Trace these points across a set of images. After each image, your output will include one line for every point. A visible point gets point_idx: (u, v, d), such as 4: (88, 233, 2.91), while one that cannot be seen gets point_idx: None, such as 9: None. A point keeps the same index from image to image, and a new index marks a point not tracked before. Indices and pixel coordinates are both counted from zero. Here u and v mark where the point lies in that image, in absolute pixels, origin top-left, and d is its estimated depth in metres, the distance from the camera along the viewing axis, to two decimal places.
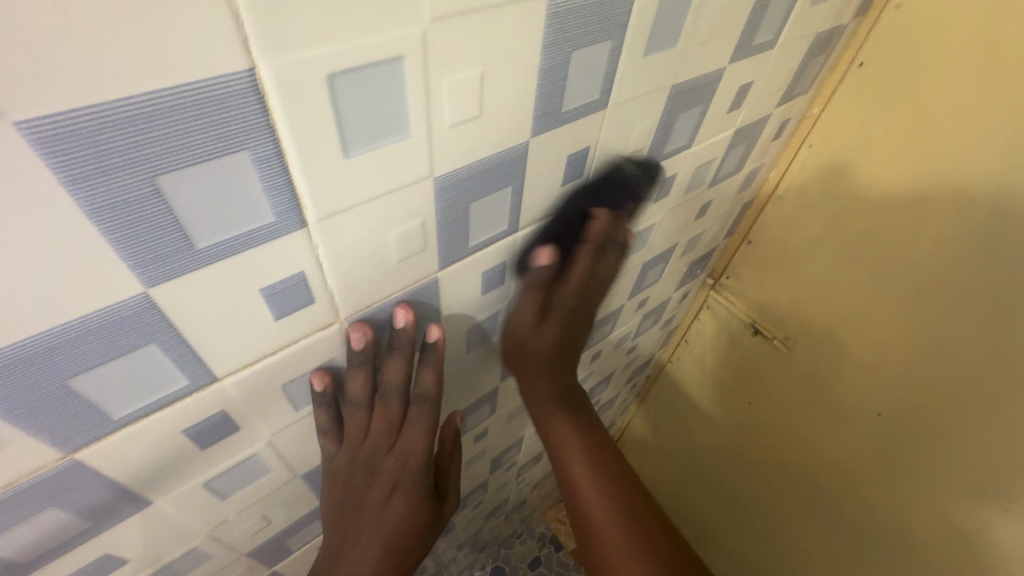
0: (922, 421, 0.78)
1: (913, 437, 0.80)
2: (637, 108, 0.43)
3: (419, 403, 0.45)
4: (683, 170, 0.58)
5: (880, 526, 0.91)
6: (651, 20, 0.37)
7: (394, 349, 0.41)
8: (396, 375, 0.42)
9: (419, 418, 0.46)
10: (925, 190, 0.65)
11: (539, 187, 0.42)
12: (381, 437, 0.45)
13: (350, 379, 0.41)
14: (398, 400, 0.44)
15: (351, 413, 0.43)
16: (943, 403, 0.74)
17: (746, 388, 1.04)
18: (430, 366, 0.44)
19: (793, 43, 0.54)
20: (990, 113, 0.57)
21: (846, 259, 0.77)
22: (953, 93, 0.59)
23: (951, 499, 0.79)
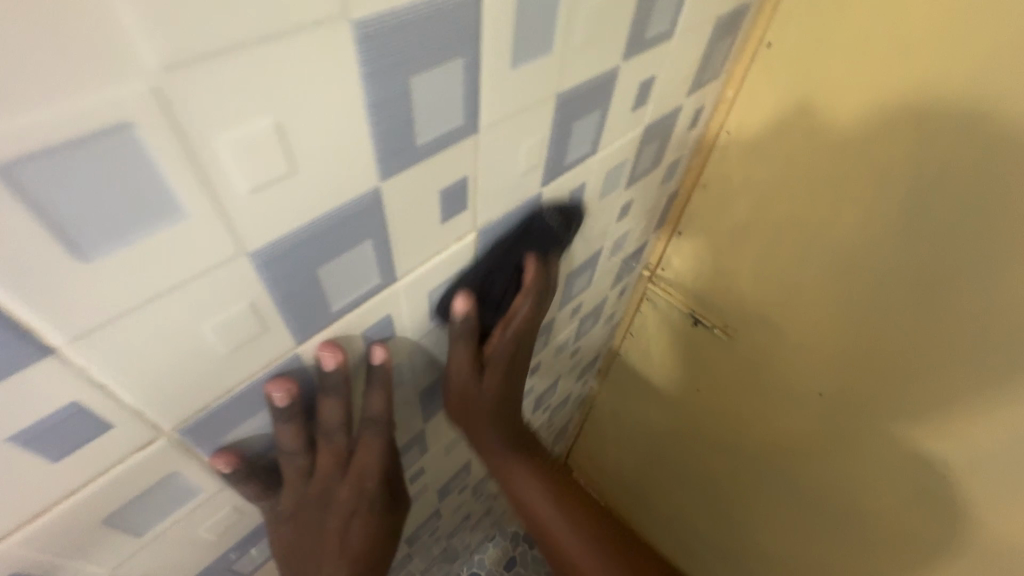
0: (861, 397, 0.77)
1: (855, 413, 0.80)
2: (518, 126, 0.37)
3: (369, 425, 0.41)
4: (592, 178, 0.53)
5: (833, 498, 0.92)
6: (509, 28, 0.30)
7: (327, 390, 0.36)
8: (338, 415, 0.37)
9: (371, 440, 0.42)
10: (845, 170, 0.63)
11: (412, 231, 0.36)
12: (331, 473, 0.41)
13: (282, 431, 0.35)
14: (344, 434, 0.39)
15: (291, 459, 0.38)
16: (879, 380, 0.74)
17: (694, 377, 1.02)
18: (379, 389, 0.40)
19: (693, 30, 0.49)
20: (903, 88, 0.54)
21: (775, 244, 0.75)
22: (863, 70, 0.56)
23: (896, 469, 0.79)
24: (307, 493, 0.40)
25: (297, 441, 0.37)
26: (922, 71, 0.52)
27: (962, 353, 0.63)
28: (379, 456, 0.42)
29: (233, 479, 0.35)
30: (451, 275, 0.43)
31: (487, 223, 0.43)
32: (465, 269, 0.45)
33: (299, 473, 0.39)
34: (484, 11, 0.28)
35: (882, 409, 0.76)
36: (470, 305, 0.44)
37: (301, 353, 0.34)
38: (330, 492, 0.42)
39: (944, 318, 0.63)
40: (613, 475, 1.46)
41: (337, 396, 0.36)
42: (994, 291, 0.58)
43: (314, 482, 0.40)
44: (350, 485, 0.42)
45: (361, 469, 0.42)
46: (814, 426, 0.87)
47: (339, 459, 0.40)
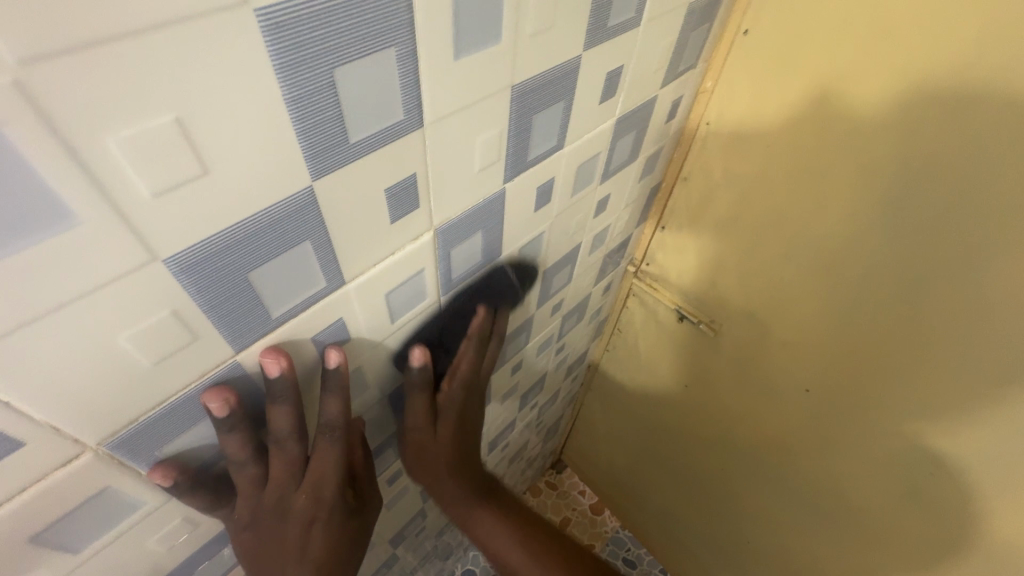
0: (848, 394, 0.76)
1: (841, 410, 0.78)
2: (469, 119, 0.36)
3: (325, 432, 0.40)
4: (561, 173, 0.51)
5: (822, 496, 0.90)
6: (447, 17, 0.29)
7: (274, 398, 0.35)
8: (287, 423, 0.36)
9: (328, 448, 0.40)
10: (826, 161, 0.61)
11: (357, 232, 0.34)
12: (285, 480, 0.39)
13: (227, 441, 0.35)
14: (297, 441, 0.38)
15: (241, 468, 0.37)
16: (865, 377, 0.72)
17: (682, 373, 1.01)
18: (334, 394, 0.38)
19: (663, 17, 0.47)
20: (883, 74, 0.53)
21: (758, 238, 0.73)
22: (840, 58, 0.55)
23: (884, 467, 0.78)
24: (261, 502, 0.39)
25: (245, 450, 0.36)
26: (901, 57, 0.51)
27: (949, 348, 0.62)
28: (336, 464, 0.41)
29: (175, 492, 0.34)
30: (409, 276, 0.42)
31: (445, 222, 0.41)
32: (424, 269, 0.43)
33: (252, 481, 0.38)
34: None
35: (868, 406, 0.74)
36: (427, 356, 0.49)
37: (241, 361, 0.33)
38: (287, 502, 0.40)
39: (929, 313, 0.61)
40: (607, 471, 1.45)
41: (286, 404, 0.35)
42: (981, 285, 0.56)
43: (269, 492, 0.39)
44: (307, 496, 0.40)
45: (319, 479, 0.40)
46: (802, 423, 0.85)
47: (293, 467, 0.39)
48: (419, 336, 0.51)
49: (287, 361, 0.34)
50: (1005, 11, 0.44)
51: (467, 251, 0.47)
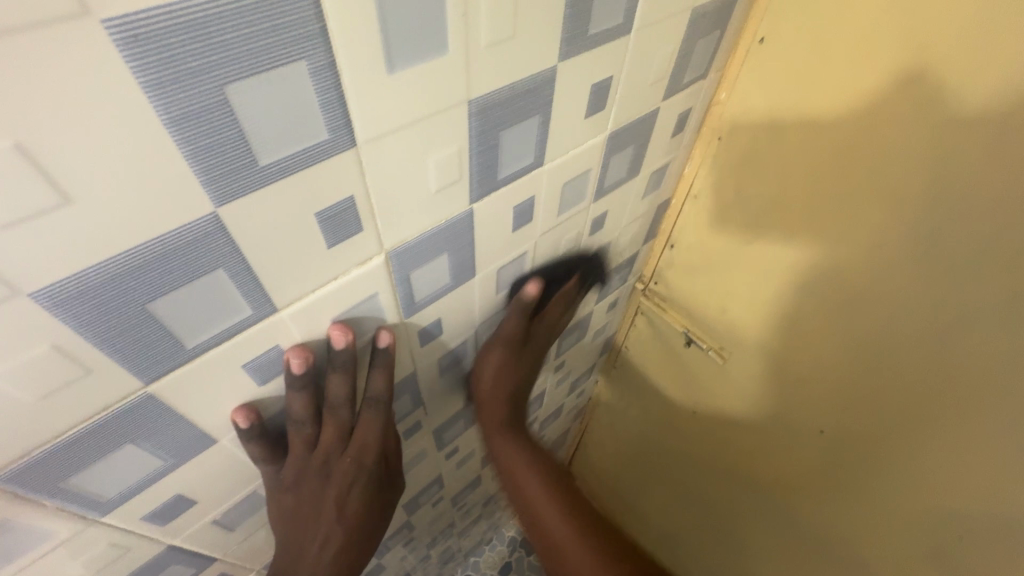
0: (865, 439, 0.69)
1: (860, 457, 0.71)
2: (416, 137, 0.32)
3: (369, 404, 0.45)
4: (543, 191, 0.47)
5: (835, 544, 0.83)
6: (372, 30, 0.25)
7: (335, 366, 0.40)
8: (342, 389, 0.41)
9: (372, 416, 0.45)
10: (849, 186, 0.55)
11: (283, 259, 0.31)
12: (331, 446, 0.44)
13: (293, 399, 0.39)
14: (347, 409, 0.43)
15: (298, 428, 0.42)
16: (884, 424, 0.65)
17: (689, 398, 0.95)
18: (379, 370, 0.43)
19: (660, 24, 0.42)
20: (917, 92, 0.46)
21: (772, 265, 0.67)
22: (865, 72, 0.48)
23: (904, 522, 0.70)
24: (307, 461, 0.44)
25: (305, 410, 0.41)
26: (938, 75, 0.44)
27: (990, 403, 0.54)
28: (377, 430, 0.46)
29: (247, 438, 0.38)
30: (359, 301, 0.39)
31: (400, 245, 0.38)
32: (379, 293, 0.40)
33: (303, 444, 0.43)
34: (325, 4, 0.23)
35: (888, 454, 0.67)
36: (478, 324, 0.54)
37: (153, 392, 0.30)
38: (329, 464, 0.45)
39: (961, 359, 0.54)
40: (612, 489, 1.40)
41: (343, 373, 0.41)
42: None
43: (315, 454, 0.44)
44: (349, 459, 0.46)
45: (361, 444, 0.46)
46: (817, 464, 0.78)
47: (340, 433, 0.44)
48: None
49: (351, 334, 0.39)
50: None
51: (433, 274, 0.44)
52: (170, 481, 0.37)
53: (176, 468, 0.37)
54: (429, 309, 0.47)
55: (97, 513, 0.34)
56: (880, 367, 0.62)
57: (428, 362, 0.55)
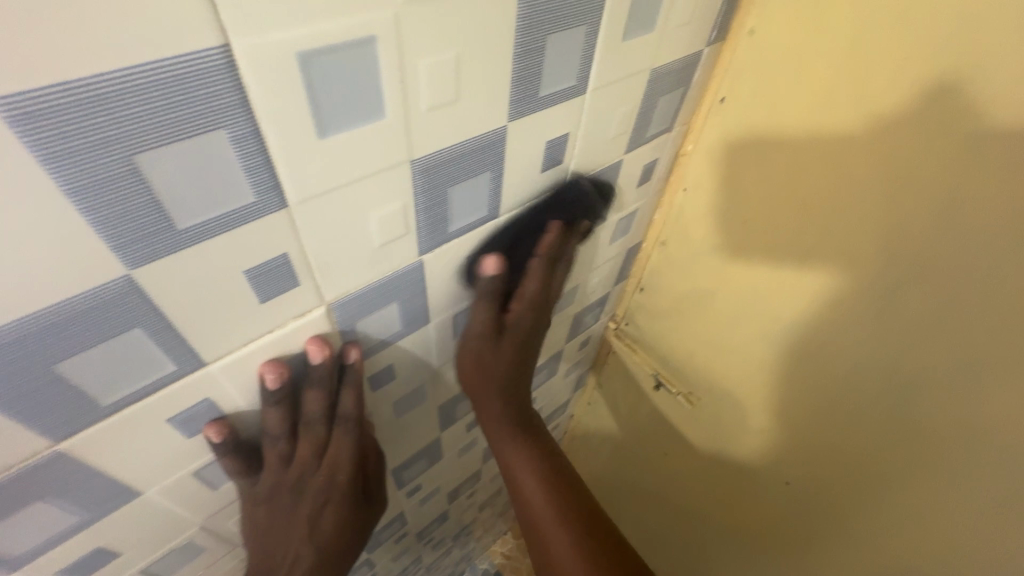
0: (830, 493, 0.67)
1: (824, 509, 0.69)
2: (355, 196, 0.32)
3: (342, 423, 0.43)
4: (500, 241, 0.47)
5: None
6: (296, 100, 0.25)
7: (311, 383, 0.39)
8: (318, 405, 0.40)
9: (345, 437, 0.43)
10: (808, 246, 0.54)
11: (209, 316, 0.30)
12: (305, 461, 0.43)
13: (268, 413, 0.39)
14: (322, 425, 0.42)
15: (273, 442, 0.41)
16: (848, 479, 0.64)
17: (659, 439, 0.94)
18: (351, 389, 0.41)
19: (617, 84, 0.43)
20: (869, 163, 0.46)
21: (737, 315, 0.66)
22: (820, 138, 0.49)
23: None
24: (281, 477, 0.43)
25: (279, 425, 0.40)
26: (889, 147, 0.44)
27: (944, 466, 0.53)
28: (352, 450, 0.44)
29: (220, 452, 0.38)
30: (299, 351, 0.38)
31: (343, 297, 0.37)
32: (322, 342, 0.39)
33: (278, 458, 0.42)
34: (245, 78, 0.23)
35: (852, 510, 0.66)
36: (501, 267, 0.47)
37: (66, 450, 0.30)
38: (303, 480, 0.44)
39: (920, 422, 0.53)
40: None
41: (319, 391, 0.40)
42: (984, 402, 0.48)
43: (291, 468, 0.43)
44: (323, 475, 0.44)
45: (334, 462, 0.44)
46: (783, 514, 0.76)
47: (315, 450, 0.43)
48: None
49: (325, 351, 0.38)
50: (1010, 103, 0.37)
51: (380, 321, 0.43)
52: (91, 532, 0.36)
53: (95, 522, 0.35)
54: (378, 355, 0.46)
55: (6, 568, 0.33)
56: (842, 424, 0.61)
57: (381, 404, 0.54)
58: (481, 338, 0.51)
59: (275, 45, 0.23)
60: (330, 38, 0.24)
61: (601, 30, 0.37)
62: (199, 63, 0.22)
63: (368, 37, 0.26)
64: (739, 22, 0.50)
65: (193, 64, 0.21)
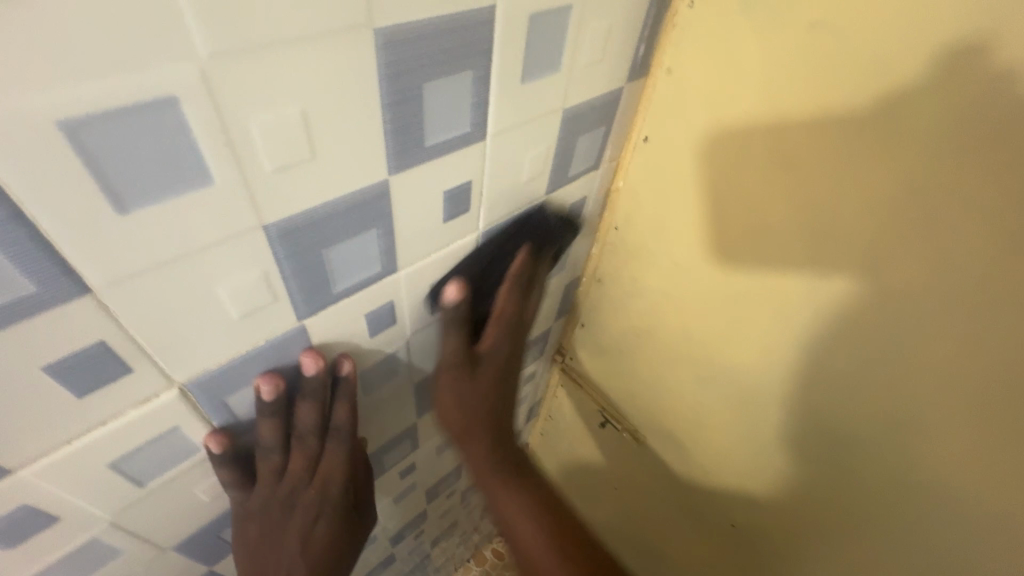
0: (764, 545, 0.62)
1: (758, 564, 0.64)
2: (190, 270, 0.27)
3: (336, 435, 0.43)
4: (404, 294, 0.43)
5: None
6: (60, 176, 0.20)
7: (306, 394, 0.39)
8: (311, 418, 0.40)
9: (339, 451, 0.43)
10: (735, 297, 0.49)
11: (2, 420, 0.25)
12: (298, 477, 0.42)
13: (262, 424, 0.38)
14: (315, 438, 0.42)
15: (266, 455, 0.40)
16: (780, 531, 0.59)
17: (602, 478, 0.88)
18: (345, 400, 0.42)
19: (522, 128, 0.39)
20: (788, 219, 0.42)
21: (670, 357, 0.62)
22: (742, 189, 0.44)
23: None
24: (274, 494, 0.42)
25: (274, 436, 0.39)
26: (807, 200, 0.40)
27: (872, 531, 0.48)
28: (344, 462, 0.44)
29: (217, 464, 0.37)
30: (152, 437, 0.33)
31: (205, 373, 0.33)
32: (181, 424, 0.34)
33: (270, 472, 0.41)
34: None
35: (778, 559, 0.61)
36: (464, 292, 0.44)
37: None
38: (295, 497, 0.43)
39: (850, 483, 0.48)
40: None
41: (313, 402, 0.40)
42: (906, 474, 0.43)
43: (282, 484, 0.42)
44: (316, 491, 0.43)
45: (328, 477, 0.44)
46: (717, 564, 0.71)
47: (308, 462, 0.42)
48: (208, 484, 0.41)
49: (321, 361, 0.38)
50: (934, 156, 0.32)
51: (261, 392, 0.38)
52: None
53: None
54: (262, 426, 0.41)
55: None
56: (770, 475, 0.56)
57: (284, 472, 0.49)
58: (507, 326, 0.48)
59: (22, 118, 0.19)
60: (106, 104, 0.20)
61: (490, 74, 0.33)
62: None
63: (169, 97, 0.21)
64: (657, 59, 0.46)
65: None
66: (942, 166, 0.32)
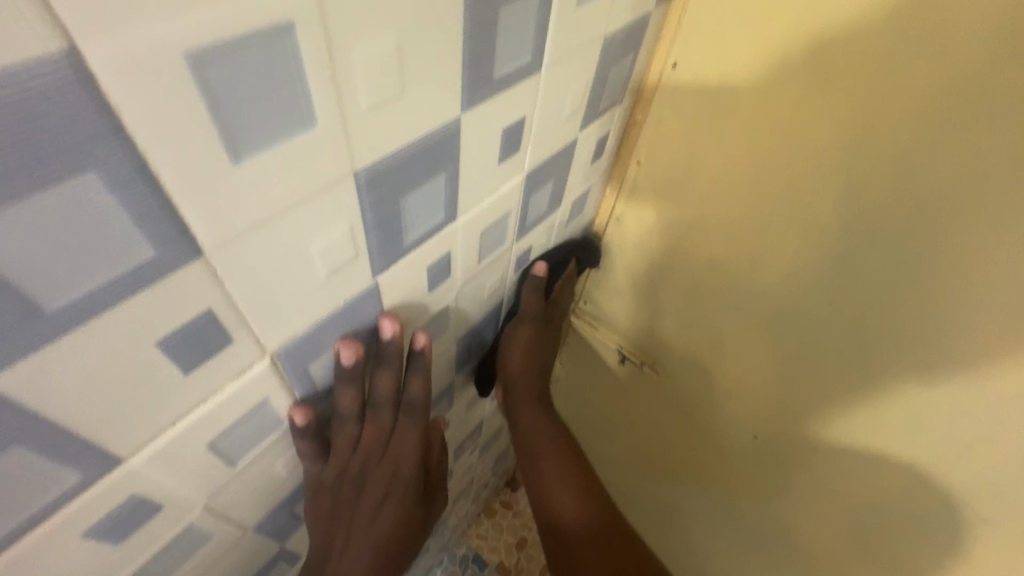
0: (788, 448, 0.67)
1: (784, 464, 0.69)
2: (288, 227, 0.25)
3: (408, 410, 0.45)
4: (460, 244, 0.42)
5: (751, 548, 0.82)
6: (182, 119, 0.18)
7: (384, 362, 0.40)
8: (389, 387, 0.42)
9: (409, 424, 0.45)
10: (769, 211, 0.52)
11: (118, 403, 0.23)
12: (371, 449, 0.44)
13: (343, 394, 0.38)
14: (389, 410, 0.44)
15: (344, 423, 0.41)
16: (804, 432, 0.64)
17: (617, 415, 0.92)
18: (418, 374, 0.44)
19: (572, 56, 0.38)
20: (834, 125, 0.44)
21: (694, 284, 0.64)
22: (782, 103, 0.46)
23: (814, 527, 0.70)
24: (348, 464, 0.43)
25: (353, 405, 0.39)
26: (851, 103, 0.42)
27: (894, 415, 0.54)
28: (414, 439, 0.46)
29: (298, 435, 0.37)
30: (247, 412, 0.32)
31: (294, 337, 0.31)
32: (270, 397, 0.33)
33: (346, 442, 0.42)
34: (108, 99, 0.16)
35: (801, 457, 0.66)
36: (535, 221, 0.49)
37: None
38: (368, 469, 0.44)
39: (876, 375, 0.53)
40: None
41: (389, 370, 0.41)
42: (939, 355, 0.47)
43: (356, 456, 0.43)
44: (386, 468, 0.45)
45: (398, 454, 0.46)
46: (740, 470, 0.75)
47: (381, 435, 0.44)
48: (287, 459, 0.40)
49: (400, 328, 0.39)
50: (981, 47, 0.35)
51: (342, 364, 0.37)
52: None
53: None
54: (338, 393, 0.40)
55: None
56: (795, 381, 0.61)
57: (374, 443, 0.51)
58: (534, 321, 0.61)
59: (153, 48, 0.16)
60: (229, 32, 0.18)
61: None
62: (38, 83, 0.15)
63: (285, 23, 0.19)
64: None
65: (27, 86, 0.15)
66: (983, 58, 0.35)
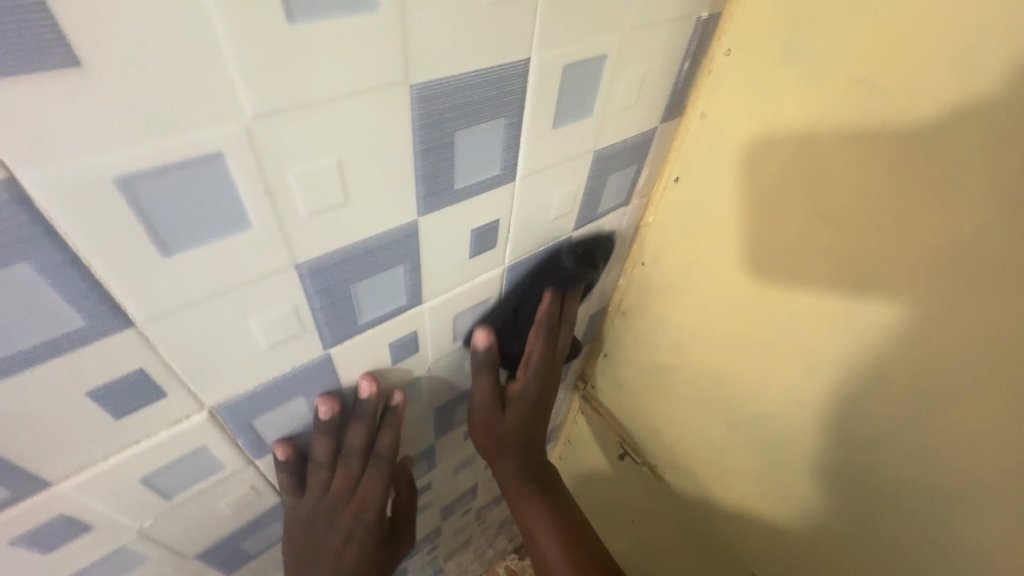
0: None
1: None
2: (220, 307, 0.28)
3: (376, 459, 0.46)
4: (428, 324, 0.43)
5: None
6: (104, 226, 0.22)
7: (357, 417, 0.43)
8: (360, 440, 0.44)
9: (377, 473, 0.46)
10: (760, 341, 0.48)
11: (46, 438, 0.27)
12: (339, 494, 0.45)
13: (319, 441, 0.42)
14: (359, 460, 0.45)
15: (316, 468, 0.43)
16: None
17: (617, 509, 0.86)
18: (390, 429, 0.45)
19: (551, 168, 0.39)
20: (829, 275, 0.40)
21: (692, 395, 0.60)
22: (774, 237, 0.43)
23: None
24: (317, 506, 0.44)
25: (326, 451, 0.43)
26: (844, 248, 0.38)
27: None
28: (380, 487, 0.46)
29: (279, 468, 0.42)
30: (183, 454, 0.34)
31: (240, 395, 0.34)
32: (208, 444, 0.35)
33: (318, 486, 0.44)
34: (44, 211, 0.20)
35: None
36: (491, 336, 0.49)
37: None
38: (335, 512, 0.45)
39: (881, 541, 0.46)
40: None
41: (362, 424, 0.43)
42: (948, 535, 0.41)
43: (325, 500, 0.45)
44: (351, 513, 0.46)
45: (362, 500, 0.46)
46: None
47: (350, 483, 0.45)
48: (231, 499, 0.42)
49: (376, 389, 0.42)
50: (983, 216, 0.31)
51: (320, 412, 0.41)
52: None
53: None
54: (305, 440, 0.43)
55: None
56: (794, 525, 0.54)
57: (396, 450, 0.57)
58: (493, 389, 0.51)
59: (84, 175, 0.20)
60: (149, 163, 0.21)
61: (519, 120, 0.34)
62: None
63: (211, 153, 0.22)
64: (691, 103, 0.45)
65: None
66: (984, 229, 0.31)
